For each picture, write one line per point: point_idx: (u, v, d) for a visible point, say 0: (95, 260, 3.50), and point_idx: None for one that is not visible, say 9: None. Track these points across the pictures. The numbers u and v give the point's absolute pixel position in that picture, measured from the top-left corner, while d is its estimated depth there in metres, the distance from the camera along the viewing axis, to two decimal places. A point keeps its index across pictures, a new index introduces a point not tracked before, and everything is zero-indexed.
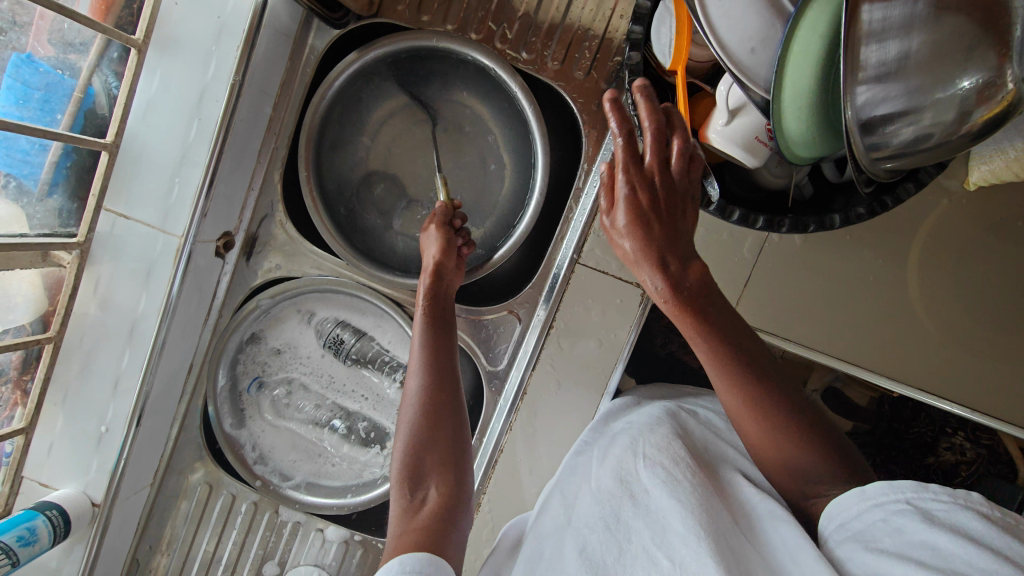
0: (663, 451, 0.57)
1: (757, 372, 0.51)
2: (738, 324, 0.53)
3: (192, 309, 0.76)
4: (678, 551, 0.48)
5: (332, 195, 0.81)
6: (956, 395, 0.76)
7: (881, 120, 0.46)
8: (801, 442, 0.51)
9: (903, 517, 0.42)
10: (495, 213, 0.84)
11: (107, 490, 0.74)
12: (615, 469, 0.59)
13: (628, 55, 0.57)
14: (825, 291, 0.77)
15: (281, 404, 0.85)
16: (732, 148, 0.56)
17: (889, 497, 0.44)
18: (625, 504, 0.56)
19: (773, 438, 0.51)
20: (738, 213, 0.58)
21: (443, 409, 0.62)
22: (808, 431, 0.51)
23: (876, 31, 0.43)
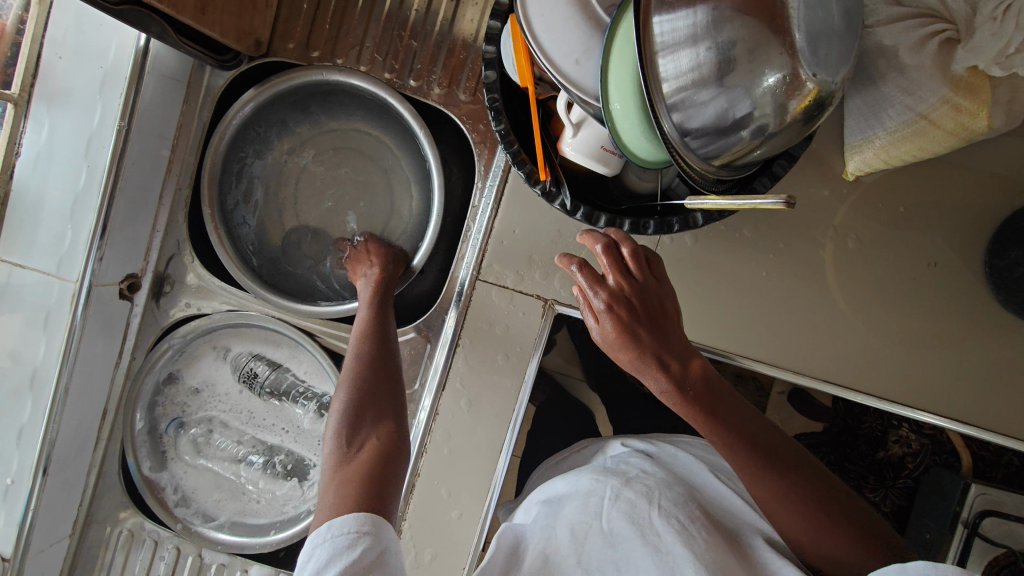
0: (679, 507, 0.51)
1: (767, 460, 0.48)
2: (747, 420, 0.49)
3: (98, 350, 0.77)
4: None
5: (240, 230, 0.82)
6: (880, 388, 0.72)
7: (700, 123, 0.48)
8: (808, 514, 0.47)
9: None
10: (400, 235, 0.84)
11: (17, 543, 0.73)
12: (626, 504, 0.53)
13: (485, 74, 0.59)
14: (728, 288, 0.73)
15: (201, 444, 0.85)
16: (584, 160, 0.58)
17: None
18: (635, 546, 0.50)
19: (788, 505, 0.47)
20: (603, 219, 0.59)
21: (381, 387, 0.63)
22: (824, 513, 0.47)
23: (670, 40, 0.46)
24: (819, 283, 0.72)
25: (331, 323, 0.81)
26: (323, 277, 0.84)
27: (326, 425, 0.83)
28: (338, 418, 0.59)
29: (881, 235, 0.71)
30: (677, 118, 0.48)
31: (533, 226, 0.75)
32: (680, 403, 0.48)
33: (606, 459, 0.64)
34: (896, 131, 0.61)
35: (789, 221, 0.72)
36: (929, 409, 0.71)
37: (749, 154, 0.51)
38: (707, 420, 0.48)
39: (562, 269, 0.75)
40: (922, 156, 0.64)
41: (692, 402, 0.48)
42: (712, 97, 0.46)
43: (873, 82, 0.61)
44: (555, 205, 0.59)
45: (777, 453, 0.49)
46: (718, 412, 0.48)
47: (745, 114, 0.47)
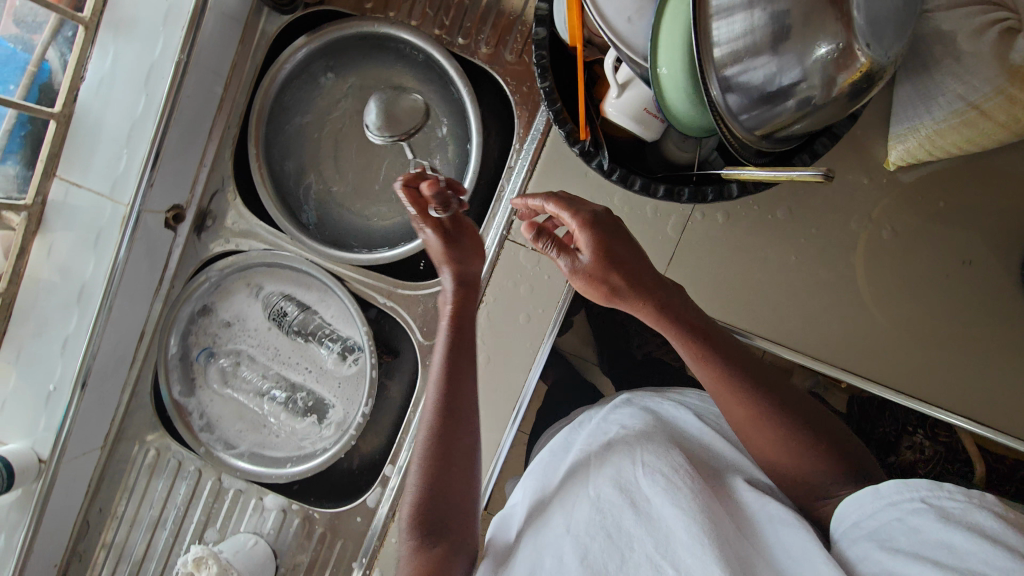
0: (662, 463, 0.52)
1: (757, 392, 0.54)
2: (740, 356, 0.56)
3: (141, 275, 0.81)
4: (684, 560, 0.45)
5: (282, 173, 0.85)
6: (899, 383, 0.71)
7: (745, 92, 0.48)
8: (801, 446, 0.53)
9: (917, 517, 0.40)
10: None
11: (54, 447, 0.78)
12: (613, 472, 0.54)
13: (534, 31, 0.60)
14: (755, 269, 0.73)
15: (229, 374, 0.89)
16: (625, 121, 0.58)
17: (904, 495, 0.42)
18: (625, 513, 0.50)
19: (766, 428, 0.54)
20: (638, 182, 0.60)
21: (457, 460, 0.57)
22: (802, 440, 0.53)
23: (726, 4, 0.46)
24: (848, 272, 0.72)
25: (360, 268, 0.84)
26: (357, 226, 0.87)
27: (348, 368, 0.86)
28: (414, 496, 0.56)
29: (917, 229, 0.70)
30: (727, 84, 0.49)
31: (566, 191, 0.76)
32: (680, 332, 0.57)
33: (588, 420, 0.66)
34: (945, 120, 0.60)
35: (824, 207, 0.72)
36: (948, 407, 0.70)
37: (789, 127, 0.51)
38: (703, 351, 0.56)
39: None
40: (967, 148, 0.63)
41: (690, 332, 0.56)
42: (763, 66, 0.47)
43: (927, 69, 0.61)
44: (592, 165, 0.60)
45: (766, 385, 0.55)
46: (710, 344, 0.56)
47: (792, 85, 0.47)
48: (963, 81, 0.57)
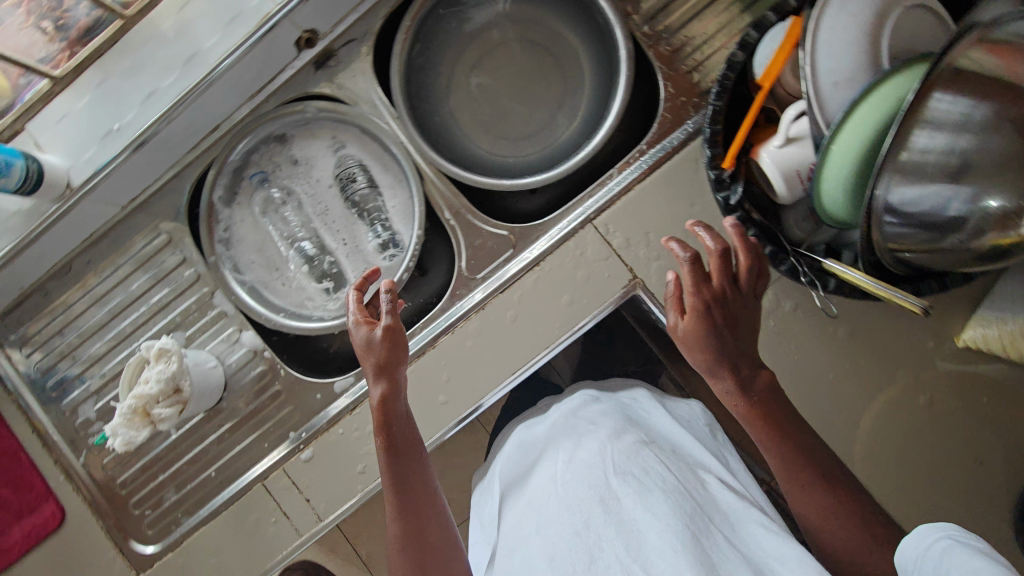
0: (633, 469, 0.61)
1: (811, 470, 0.55)
2: (807, 439, 0.56)
3: (248, 76, 0.79)
4: (654, 564, 0.53)
5: (417, 58, 0.84)
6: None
7: (901, 208, 0.49)
8: (849, 525, 0.53)
9: (959, 553, 0.45)
10: (538, 150, 0.87)
11: (86, 181, 0.77)
12: (581, 470, 0.63)
13: (734, 52, 0.60)
14: (791, 367, 0.74)
15: (272, 207, 0.88)
16: (775, 171, 0.57)
17: (933, 534, 0.48)
18: (597, 513, 0.59)
19: (825, 509, 0.53)
20: (750, 232, 0.60)
21: (419, 511, 0.61)
22: (864, 533, 0.53)
23: (941, 114, 0.46)
24: (872, 416, 0.73)
25: (443, 177, 0.83)
26: (456, 142, 0.88)
27: (383, 259, 0.86)
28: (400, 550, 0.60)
29: (951, 410, 0.71)
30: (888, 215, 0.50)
31: (668, 209, 0.75)
32: (739, 404, 0.57)
33: (564, 409, 0.76)
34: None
35: (878, 347, 0.73)
36: None
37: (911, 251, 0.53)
38: (763, 426, 0.56)
39: (665, 259, 0.75)
40: None
41: (757, 407, 0.56)
42: (932, 192, 0.47)
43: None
44: (719, 195, 0.60)
45: (821, 465, 0.56)
46: (777, 418, 0.56)
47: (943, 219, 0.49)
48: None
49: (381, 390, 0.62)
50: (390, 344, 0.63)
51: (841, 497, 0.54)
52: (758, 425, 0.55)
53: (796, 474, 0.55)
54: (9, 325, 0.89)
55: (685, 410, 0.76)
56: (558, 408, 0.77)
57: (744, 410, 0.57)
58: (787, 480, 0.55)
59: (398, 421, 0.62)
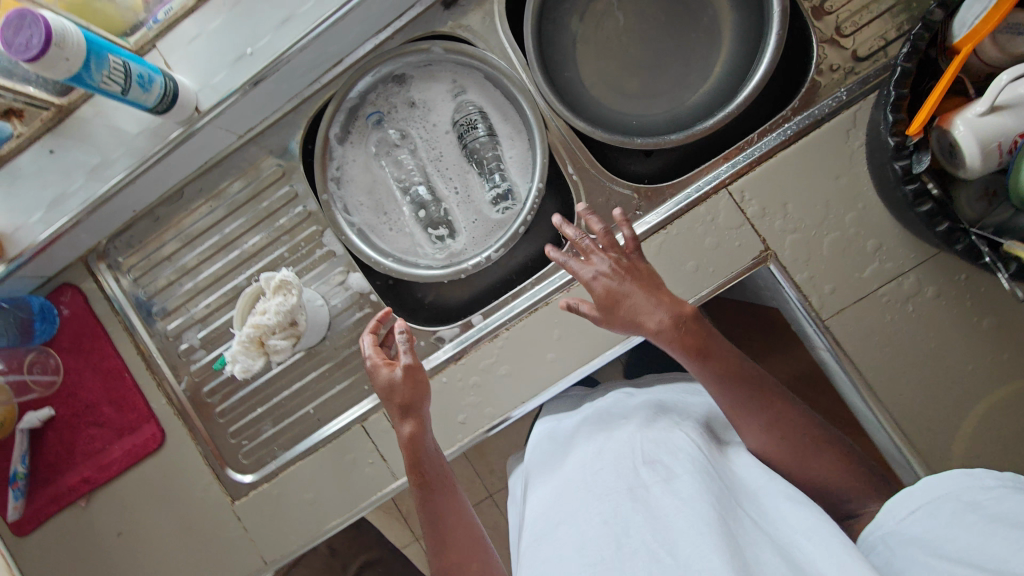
0: (660, 461, 0.62)
1: (761, 396, 0.65)
2: (746, 367, 0.66)
3: (381, 9, 0.77)
4: (682, 548, 0.50)
5: (552, 3, 0.80)
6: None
7: None
8: (812, 457, 0.64)
9: (965, 504, 0.49)
10: (658, 110, 0.84)
11: (214, 105, 0.76)
12: (609, 462, 0.65)
13: (933, 9, 0.56)
14: (924, 355, 0.71)
15: (388, 149, 0.86)
16: (971, 140, 0.54)
17: (960, 481, 0.51)
18: (625, 502, 0.58)
19: (787, 441, 0.64)
20: (926, 206, 0.57)
21: (445, 517, 0.71)
22: (812, 447, 0.64)
23: None
24: (1009, 413, 0.69)
25: (571, 130, 0.80)
26: (580, 95, 0.84)
27: (497, 212, 0.84)
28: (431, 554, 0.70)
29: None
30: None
31: (811, 181, 0.72)
32: (677, 336, 0.65)
33: (609, 404, 0.79)
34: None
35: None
36: None
37: None
38: (699, 356, 0.65)
39: (802, 233, 0.72)
40: None
41: (694, 339, 0.65)
42: None
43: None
44: (898, 164, 0.57)
45: (767, 388, 0.66)
46: (711, 348, 0.65)
47: None
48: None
49: (408, 429, 0.70)
50: (411, 385, 0.70)
51: (789, 412, 0.65)
52: (699, 359, 0.65)
53: (752, 416, 0.65)
54: (119, 248, 0.90)
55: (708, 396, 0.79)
56: (597, 406, 0.81)
57: (681, 342, 0.65)
58: (728, 406, 0.65)
59: (427, 438, 0.71)
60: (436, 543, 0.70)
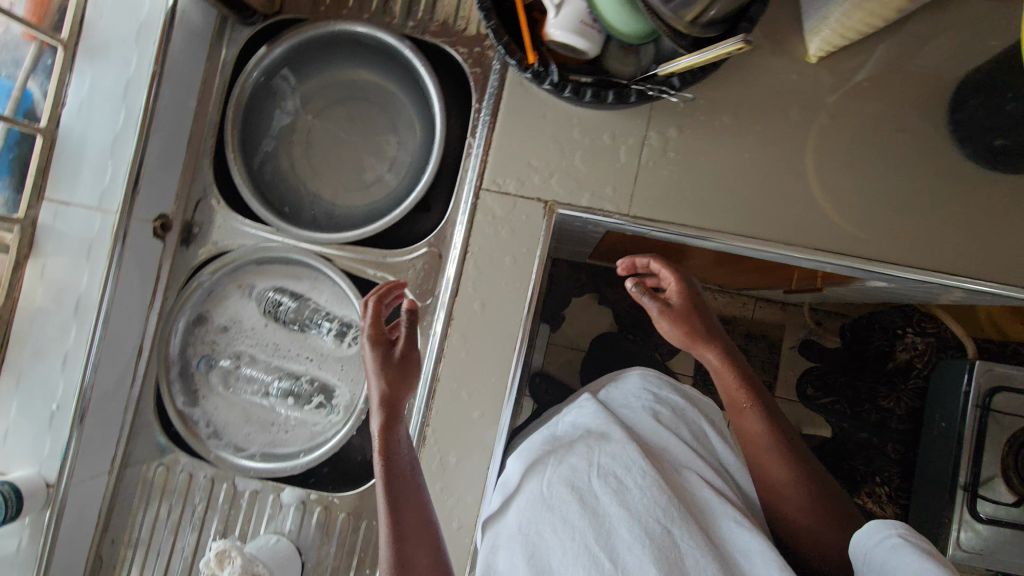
0: (609, 469, 0.68)
1: (793, 448, 0.73)
2: (785, 428, 0.74)
3: (135, 287, 0.82)
4: (623, 556, 0.61)
5: (261, 175, 0.90)
6: (874, 253, 0.75)
7: None
8: (803, 493, 0.70)
9: (901, 551, 0.56)
10: (394, 178, 0.92)
11: (61, 470, 0.77)
12: (569, 473, 0.69)
13: None
14: (712, 173, 0.78)
15: (230, 377, 0.89)
16: (569, 36, 0.62)
17: (883, 535, 0.59)
18: (574, 506, 0.66)
19: (783, 458, 0.72)
20: (589, 92, 0.65)
21: (412, 510, 0.66)
22: (815, 487, 0.71)
23: None
24: (803, 161, 0.76)
25: (347, 245, 0.86)
26: (335, 214, 0.91)
27: (348, 347, 0.87)
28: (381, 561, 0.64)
29: (855, 108, 0.75)
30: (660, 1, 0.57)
31: (529, 133, 0.80)
32: (730, 370, 0.76)
33: (558, 421, 0.81)
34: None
35: (764, 106, 0.77)
36: (916, 266, 0.75)
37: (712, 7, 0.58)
38: (751, 409, 0.74)
39: (557, 171, 0.80)
40: (874, 23, 0.69)
41: (753, 393, 0.75)
42: None
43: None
44: (546, 85, 0.65)
45: (791, 438, 0.74)
46: (760, 400, 0.75)
47: None
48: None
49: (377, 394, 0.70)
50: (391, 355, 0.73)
51: (804, 461, 0.72)
52: (754, 403, 0.74)
53: (785, 455, 0.72)
54: None
55: (670, 390, 0.85)
56: (564, 414, 0.82)
57: (745, 397, 0.75)
58: (778, 457, 0.72)
59: (394, 428, 0.70)
60: (390, 526, 0.64)
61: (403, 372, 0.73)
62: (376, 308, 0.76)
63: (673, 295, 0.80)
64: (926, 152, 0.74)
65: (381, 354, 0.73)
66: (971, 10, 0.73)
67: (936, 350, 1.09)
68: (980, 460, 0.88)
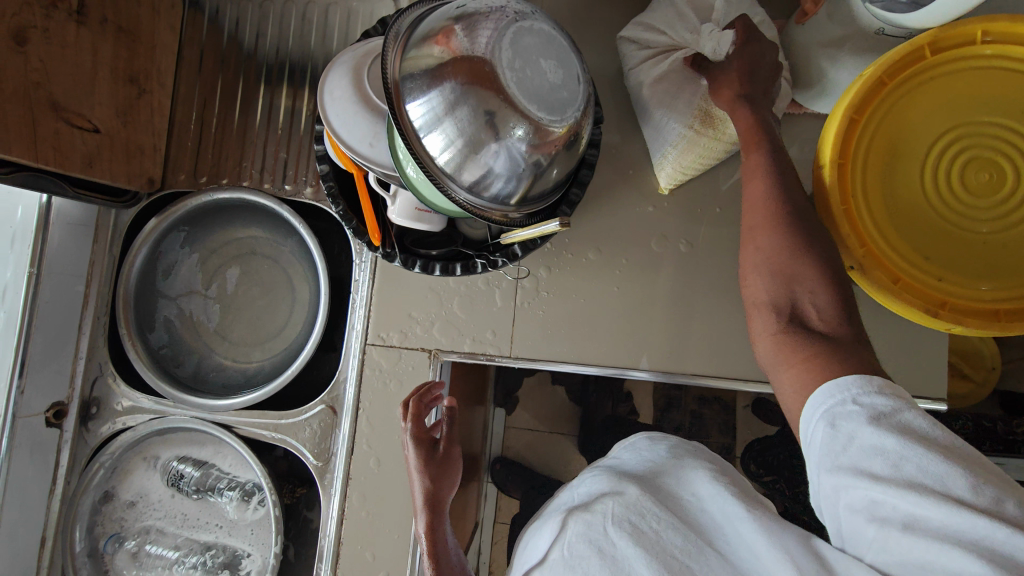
0: (628, 508, 0.48)
1: (804, 235, 0.51)
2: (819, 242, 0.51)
3: (30, 481, 0.81)
4: None
5: (157, 344, 0.89)
6: (752, 372, 0.76)
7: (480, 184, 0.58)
8: (819, 290, 0.48)
9: (862, 427, 0.40)
10: (290, 332, 0.92)
11: None
12: (582, 528, 0.49)
13: (319, 168, 0.69)
14: (587, 307, 0.79)
15: (139, 556, 0.87)
16: (407, 222, 0.66)
17: (836, 397, 0.42)
18: (594, 566, 0.46)
19: (795, 290, 0.49)
20: (437, 267, 0.68)
21: None
22: (828, 290, 0.48)
23: (426, 125, 0.56)
24: (671, 287, 0.78)
25: (244, 410, 0.86)
26: (234, 371, 0.90)
27: (253, 512, 0.86)
28: None
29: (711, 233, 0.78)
30: (457, 181, 0.59)
31: (407, 286, 0.82)
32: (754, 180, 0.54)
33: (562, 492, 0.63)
34: (673, 149, 0.70)
35: (625, 240, 0.79)
36: None
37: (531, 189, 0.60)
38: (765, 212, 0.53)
39: (437, 320, 0.81)
40: (708, 161, 0.72)
41: (778, 192, 0.53)
42: (481, 162, 0.56)
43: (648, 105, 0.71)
44: (396, 263, 0.68)
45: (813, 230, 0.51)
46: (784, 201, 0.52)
47: (511, 168, 0.57)
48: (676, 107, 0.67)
49: (422, 491, 0.71)
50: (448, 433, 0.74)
51: (828, 277, 0.49)
52: (768, 205, 0.53)
53: (803, 261, 0.49)
54: None
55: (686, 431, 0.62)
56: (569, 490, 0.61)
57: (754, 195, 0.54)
58: (765, 228, 0.52)
59: (439, 525, 0.71)
60: None
61: (443, 467, 0.73)
62: (415, 410, 0.73)
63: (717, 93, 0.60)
64: None
65: (425, 452, 0.72)
66: (807, 131, 0.76)
67: None
68: None
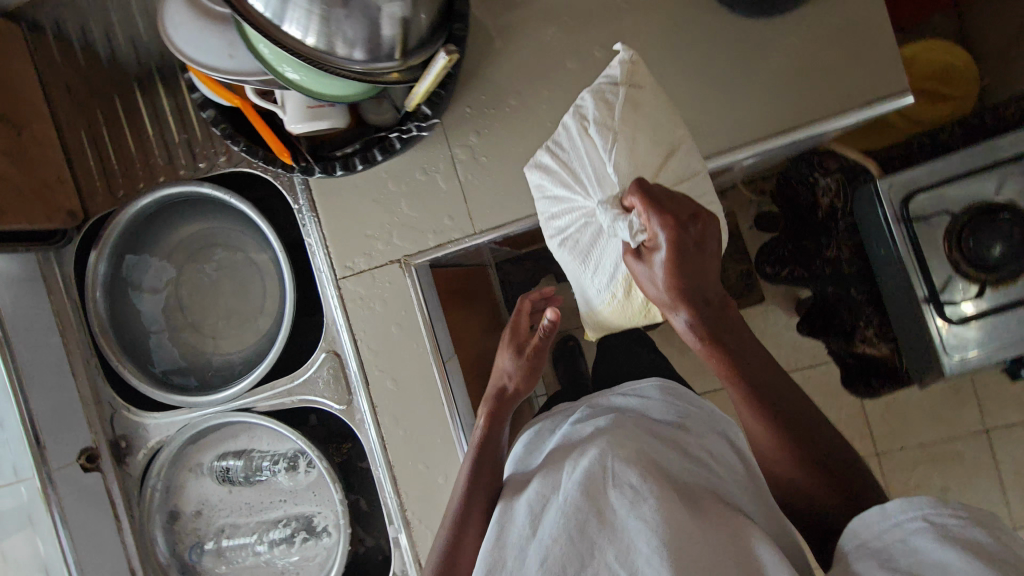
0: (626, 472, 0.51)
1: (769, 396, 0.53)
2: (779, 388, 0.54)
3: (93, 524, 0.83)
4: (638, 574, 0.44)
5: (151, 362, 0.90)
6: (712, 147, 0.73)
7: (359, 50, 0.55)
8: (767, 425, 0.53)
9: (922, 540, 0.39)
10: (270, 303, 0.91)
11: None
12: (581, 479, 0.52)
13: (206, 115, 0.65)
14: (530, 154, 0.77)
15: (223, 553, 0.91)
16: (311, 127, 0.63)
17: (906, 514, 0.41)
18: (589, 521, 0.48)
19: (768, 432, 0.53)
20: (358, 161, 0.67)
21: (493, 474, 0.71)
22: (796, 448, 0.52)
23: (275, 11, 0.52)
24: None
25: (255, 387, 0.86)
26: (231, 358, 0.90)
27: (305, 475, 0.88)
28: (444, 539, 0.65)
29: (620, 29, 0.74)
30: (335, 57, 0.56)
31: (353, 207, 0.80)
32: (700, 336, 0.55)
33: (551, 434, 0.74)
34: (607, 307, 0.70)
35: (541, 72, 0.76)
36: (756, 137, 0.72)
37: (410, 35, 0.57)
38: (714, 351, 0.55)
39: (394, 227, 0.79)
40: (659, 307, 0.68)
41: (714, 335, 0.55)
42: (346, 25, 0.53)
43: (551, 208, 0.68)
44: (318, 174, 0.66)
45: (756, 373, 0.54)
46: (725, 347, 0.55)
47: (379, 20, 0.53)
48: (601, 264, 0.66)
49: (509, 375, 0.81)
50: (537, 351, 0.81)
51: (797, 444, 0.52)
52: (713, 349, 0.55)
53: (748, 398, 0.54)
54: None
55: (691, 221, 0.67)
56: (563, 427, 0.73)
57: (702, 343, 0.56)
58: (718, 371, 0.55)
59: (498, 421, 0.76)
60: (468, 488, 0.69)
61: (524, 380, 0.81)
62: (528, 307, 0.88)
63: (666, 304, 0.56)
64: (708, 31, 0.72)
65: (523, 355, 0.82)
66: None
67: (847, 184, 1.00)
68: (927, 272, 0.86)
